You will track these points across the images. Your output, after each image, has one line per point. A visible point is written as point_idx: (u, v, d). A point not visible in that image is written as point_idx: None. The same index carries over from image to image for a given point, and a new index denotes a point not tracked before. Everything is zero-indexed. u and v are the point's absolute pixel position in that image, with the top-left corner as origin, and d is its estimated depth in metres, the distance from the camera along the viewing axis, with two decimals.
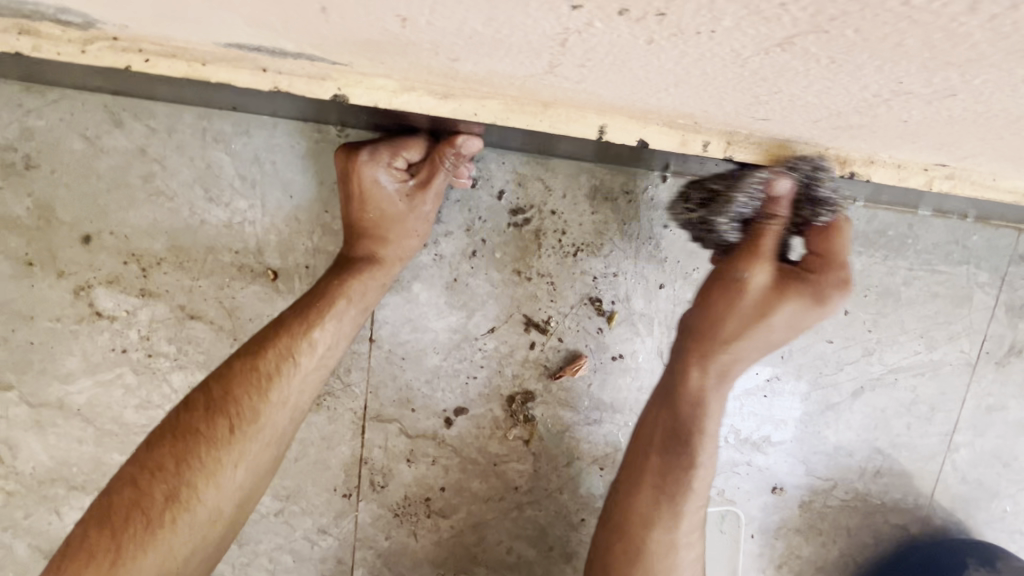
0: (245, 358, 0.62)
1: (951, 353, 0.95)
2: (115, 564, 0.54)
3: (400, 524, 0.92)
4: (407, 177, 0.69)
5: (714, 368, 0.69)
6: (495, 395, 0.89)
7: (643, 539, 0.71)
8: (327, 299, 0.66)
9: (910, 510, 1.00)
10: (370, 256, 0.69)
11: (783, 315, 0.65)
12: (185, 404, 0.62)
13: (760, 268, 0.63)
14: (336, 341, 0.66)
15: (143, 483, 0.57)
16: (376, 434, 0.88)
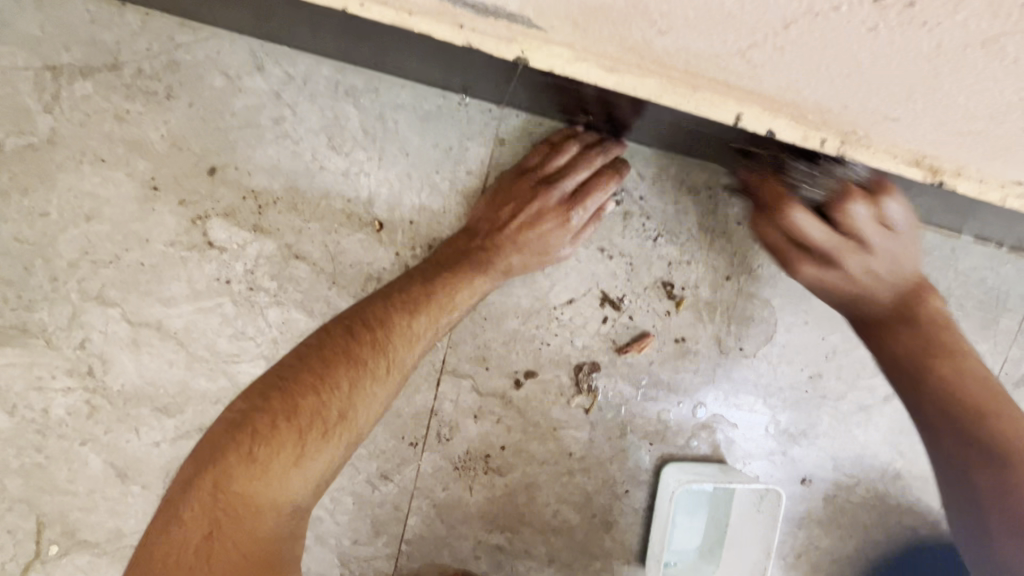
0: (406, 310, 0.73)
1: None
2: (298, 461, 0.60)
3: (457, 478, 0.97)
4: (569, 217, 0.83)
5: (946, 395, 0.70)
6: (565, 363, 0.95)
7: None
8: (461, 276, 0.79)
9: (922, 514, 1.09)
10: (507, 267, 0.83)
11: (851, 263, 0.75)
12: (351, 334, 0.68)
13: (805, 266, 0.78)
14: (455, 309, 0.78)
15: (324, 394, 0.63)
16: (449, 388, 0.94)
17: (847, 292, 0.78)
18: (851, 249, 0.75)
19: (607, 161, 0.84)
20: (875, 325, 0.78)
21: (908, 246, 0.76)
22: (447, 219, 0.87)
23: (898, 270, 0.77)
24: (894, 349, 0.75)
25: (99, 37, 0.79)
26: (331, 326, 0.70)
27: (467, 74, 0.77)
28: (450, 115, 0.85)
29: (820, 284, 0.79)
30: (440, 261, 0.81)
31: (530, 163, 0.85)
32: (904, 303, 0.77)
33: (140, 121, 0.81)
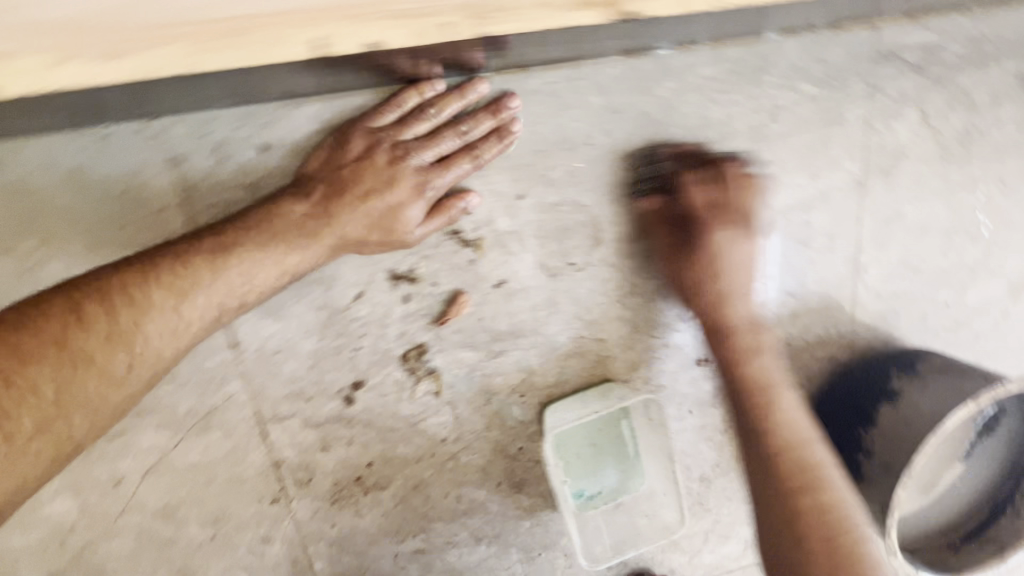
0: (170, 289, 0.65)
1: (836, 177, 0.93)
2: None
3: (341, 509, 0.91)
4: (424, 188, 0.73)
5: (767, 405, 0.81)
6: (388, 359, 0.84)
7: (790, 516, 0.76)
8: (261, 245, 0.69)
9: (833, 340, 1.03)
10: (336, 246, 0.72)
11: (733, 247, 0.82)
12: (75, 317, 0.60)
13: (721, 229, 0.82)
14: (248, 287, 0.69)
15: (11, 404, 0.56)
16: (281, 434, 0.85)
17: (721, 292, 0.83)
18: (749, 231, 0.82)
19: (474, 139, 0.75)
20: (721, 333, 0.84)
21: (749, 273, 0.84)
22: None
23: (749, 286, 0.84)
24: (737, 356, 0.83)
25: None
26: (47, 297, 0.60)
27: (94, 105, 0.62)
28: (103, 156, 0.71)
29: (713, 261, 0.82)
30: (237, 226, 0.70)
31: (383, 122, 0.73)
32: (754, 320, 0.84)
33: None
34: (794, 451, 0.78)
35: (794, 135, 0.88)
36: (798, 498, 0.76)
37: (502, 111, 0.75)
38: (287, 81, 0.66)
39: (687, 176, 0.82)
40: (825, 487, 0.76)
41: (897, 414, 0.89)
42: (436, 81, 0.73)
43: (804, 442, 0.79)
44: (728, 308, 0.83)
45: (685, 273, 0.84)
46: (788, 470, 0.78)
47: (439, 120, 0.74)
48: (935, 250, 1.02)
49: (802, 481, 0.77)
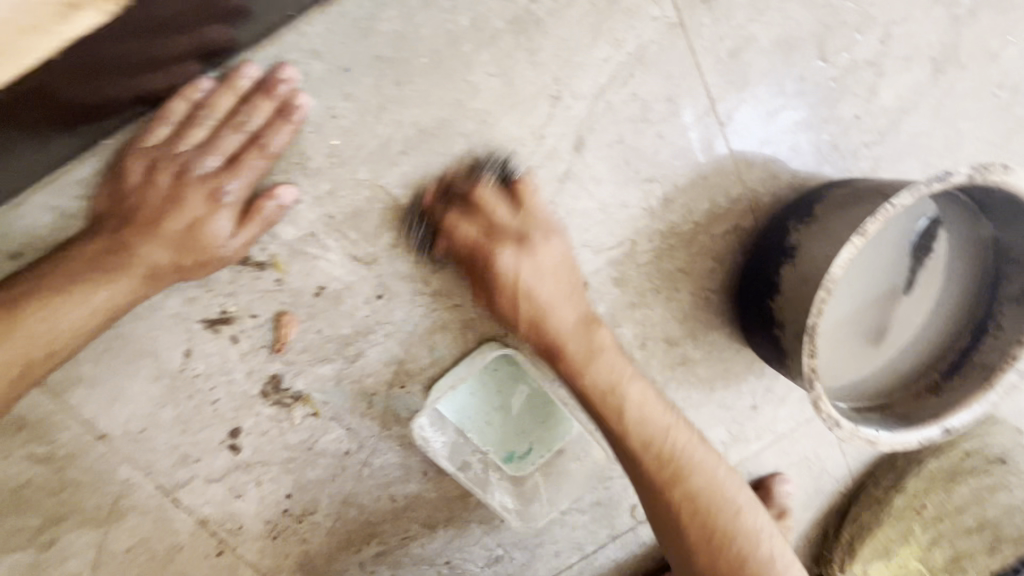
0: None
1: (645, 31, 0.79)
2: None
3: (286, 541, 0.94)
4: (222, 196, 0.69)
5: (618, 414, 0.73)
6: (251, 399, 0.84)
7: (668, 504, 0.74)
8: (64, 287, 0.65)
9: (729, 210, 0.88)
10: (147, 275, 0.68)
11: (526, 266, 0.72)
12: None
13: (506, 250, 0.71)
14: (52, 334, 0.65)
15: None
16: (192, 496, 0.88)
17: (532, 313, 0.73)
18: (535, 244, 0.72)
19: (259, 129, 0.70)
20: (554, 352, 0.74)
21: (561, 274, 0.74)
22: None
23: (573, 284, 0.75)
24: (574, 371, 0.73)
25: None
26: None
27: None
28: None
29: (513, 284, 0.72)
30: (39, 272, 0.66)
31: (156, 138, 0.69)
32: (585, 320, 0.75)
33: None
34: (652, 449, 0.73)
35: (570, 6, 0.76)
36: (669, 493, 0.73)
37: (274, 91, 0.70)
38: None
39: (452, 214, 0.75)
40: (690, 470, 0.73)
41: (796, 274, 0.76)
42: (195, 82, 0.69)
43: (664, 431, 0.74)
44: (551, 320, 0.73)
45: (496, 307, 0.74)
46: (650, 471, 0.73)
47: (215, 121, 0.69)
48: (812, 61, 0.84)
49: (667, 476, 0.73)
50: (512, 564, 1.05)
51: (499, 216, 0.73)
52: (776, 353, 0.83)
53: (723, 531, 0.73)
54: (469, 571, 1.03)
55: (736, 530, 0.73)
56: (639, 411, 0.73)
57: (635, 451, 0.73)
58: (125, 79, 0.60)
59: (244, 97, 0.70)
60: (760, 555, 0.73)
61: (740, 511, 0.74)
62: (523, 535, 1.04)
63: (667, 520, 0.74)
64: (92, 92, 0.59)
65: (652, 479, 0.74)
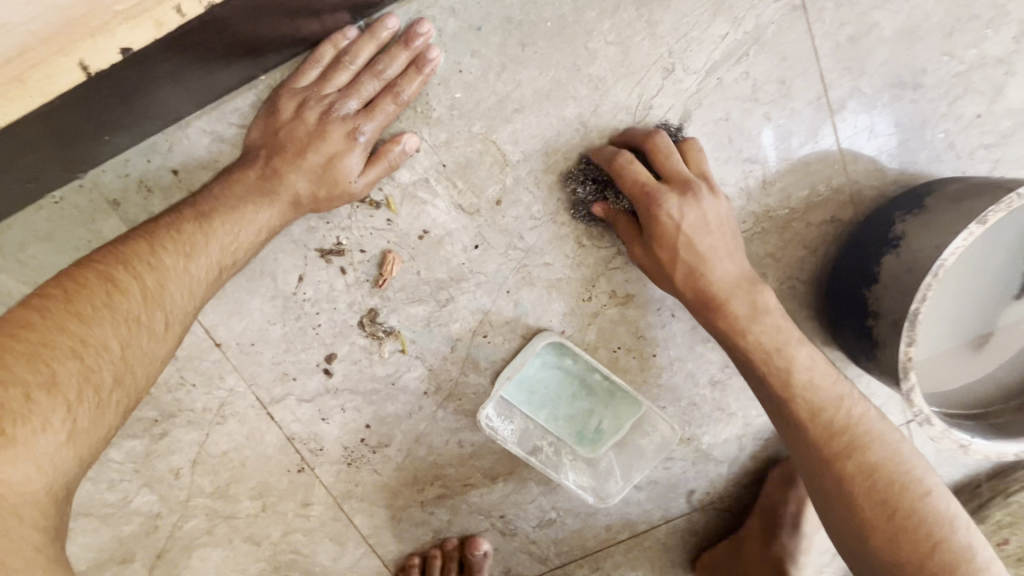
0: (177, 251, 0.69)
1: (764, 12, 0.80)
2: (37, 445, 0.53)
3: (359, 469, 1.01)
4: (357, 135, 0.77)
5: (784, 376, 0.77)
6: (348, 328, 0.91)
7: (840, 471, 0.75)
8: (235, 207, 0.74)
9: (828, 199, 0.88)
10: (295, 199, 0.77)
11: (690, 214, 0.76)
12: (110, 285, 0.63)
13: (673, 198, 0.75)
14: (237, 245, 0.74)
15: (86, 360, 0.58)
16: (284, 412, 0.96)
17: (691, 262, 0.76)
18: (702, 192, 0.76)
19: (394, 77, 0.77)
20: (716, 303, 0.77)
21: (722, 224, 0.77)
22: None
23: (729, 241, 0.77)
24: (735, 326, 0.77)
25: None
26: (74, 276, 0.62)
27: (38, 173, 0.74)
28: (60, 219, 0.83)
29: (675, 234, 0.76)
30: (213, 194, 0.75)
31: (307, 79, 0.77)
32: (744, 277, 0.78)
33: None
34: (823, 415, 0.76)
35: None
36: (843, 462, 0.75)
37: (412, 41, 0.76)
38: (167, 102, 0.74)
39: (626, 155, 0.78)
40: (871, 445, 0.75)
41: (898, 262, 0.76)
42: (344, 31, 0.77)
43: (836, 400, 0.76)
44: (710, 271, 0.76)
45: (656, 257, 0.78)
46: (823, 438, 0.76)
47: (358, 67, 0.77)
48: (934, 54, 0.83)
49: (840, 445, 0.75)
50: (564, 529, 1.07)
51: (674, 161, 0.77)
52: (866, 345, 0.82)
53: (906, 507, 0.72)
54: (521, 528, 1.07)
55: (917, 506, 0.72)
56: (809, 375, 0.77)
57: (804, 418, 0.76)
58: (292, 18, 0.69)
59: (384, 47, 0.77)
60: (949, 543, 0.71)
61: (923, 494, 0.73)
62: (578, 503, 1.06)
63: (842, 493, 0.75)
64: (265, 27, 0.67)
65: (823, 450, 0.75)
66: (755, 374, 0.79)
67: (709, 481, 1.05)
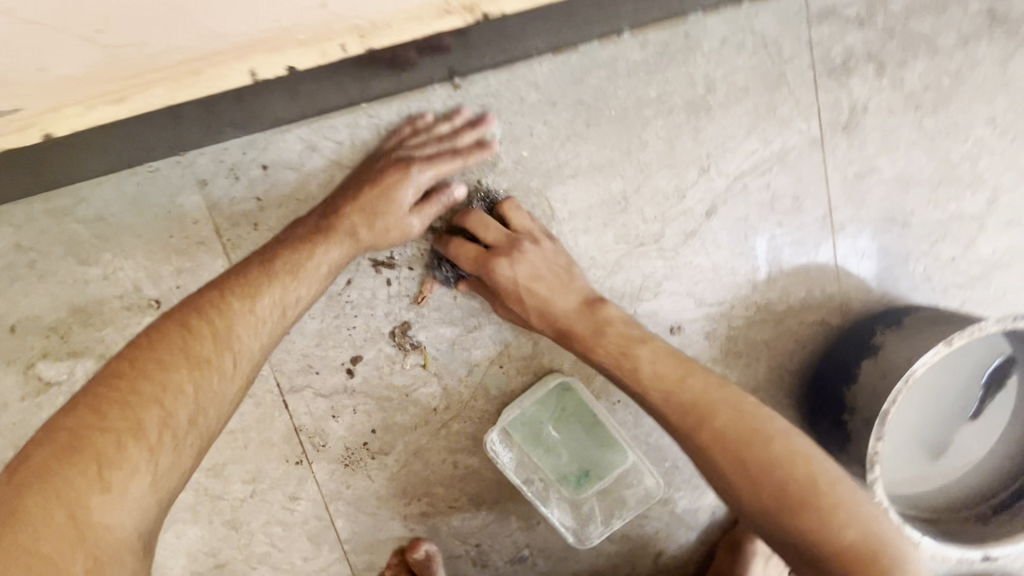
0: (244, 296, 0.77)
1: (791, 139, 0.95)
2: (128, 491, 0.62)
3: (353, 472, 1.05)
4: (414, 176, 0.86)
5: (633, 373, 0.84)
6: (379, 335, 0.99)
7: (697, 444, 0.78)
8: (295, 249, 0.83)
9: (821, 304, 1.00)
10: (350, 232, 0.85)
11: (522, 269, 0.87)
12: (186, 333, 0.72)
13: (501, 260, 0.86)
14: (297, 287, 0.82)
15: (167, 409, 0.67)
16: (298, 402, 1.02)
17: (540, 308, 0.88)
18: (521, 252, 0.87)
19: (461, 145, 0.88)
20: (572, 334, 0.88)
21: (556, 273, 0.89)
22: (206, 269, 0.96)
23: (574, 289, 0.89)
24: (588, 348, 0.86)
25: None
26: (159, 327, 0.72)
27: (152, 146, 0.84)
28: (150, 186, 0.92)
29: (516, 290, 0.87)
30: (276, 240, 0.85)
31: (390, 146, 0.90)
32: (588, 310, 0.88)
33: None
34: (674, 395, 0.81)
35: (737, 102, 0.93)
36: (695, 436, 0.78)
37: (481, 125, 0.89)
38: (281, 111, 0.85)
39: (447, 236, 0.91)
40: (717, 412, 0.78)
41: (875, 368, 0.87)
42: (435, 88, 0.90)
43: (679, 377, 0.82)
44: (555, 310, 0.88)
45: (513, 310, 0.90)
46: (676, 415, 0.80)
47: (431, 137, 0.89)
48: (923, 201, 0.98)
49: (690, 421, 0.79)
50: (534, 568, 1.11)
51: (487, 228, 0.88)
52: (839, 437, 0.91)
53: (761, 461, 0.74)
54: (493, 560, 1.11)
55: (778, 461, 0.74)
56: (651, 364, 0.83)
57: (659, 402, 0.82)
58: (412, 69, 0.81)
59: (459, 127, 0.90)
60: (819, 479, 0.73)
61: (778, 444, 0.75)
62: (552, 546, 1.10)
63: (708, 465, 0.78)
64: (388, 72, 0.80)
65: (680, 427, 0.80)
66: (620, 374, 0.85)
67: (678, 545, 1.11)
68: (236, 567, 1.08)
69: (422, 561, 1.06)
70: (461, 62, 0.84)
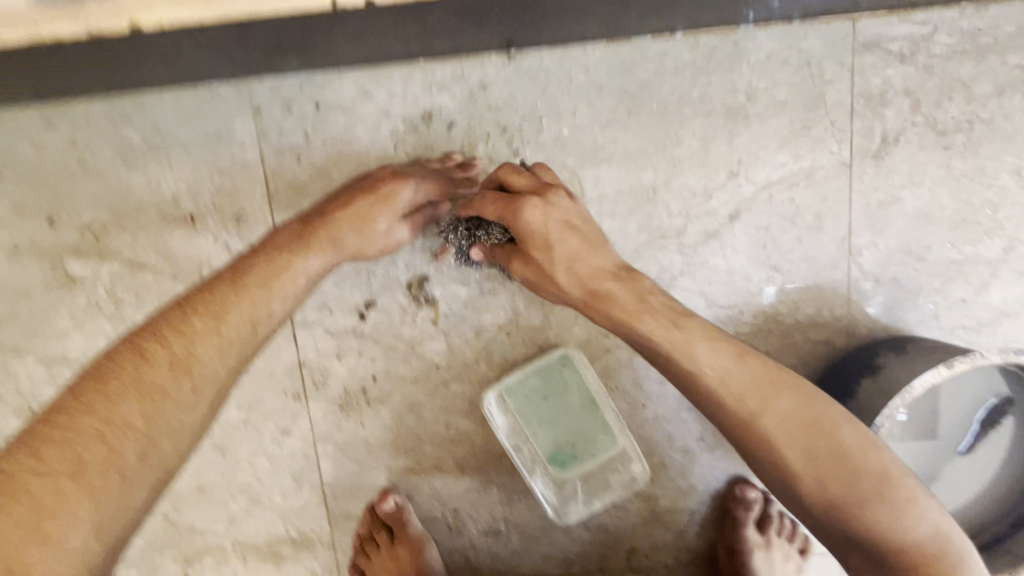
0: (208, 315, 0.75)
1: (821, 158, 0.98)
2: (68, 542, 0.60)
3: (347, 416, 1.07)
4: (410, 189, 0.90)
5: (683, 351, 0.75)
6: (396, 284, 1.02)
7: (758, 430, 0.72)
8: (271, 260, 0.82)
9: (828, 324, 1.02)
10: (335, 240, 0.86)
11: (552, 214, 0.77)
12: (140, 358, 0.70)
13: (527, 203, 0.76)
14: (269, 303, 0.80)
15: (115, 445, 0.65)
16: (307, 337, 1.04)
17: (567, 260, 0.78)
18: (552, 196, 0.78)
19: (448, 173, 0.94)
20: (603, 296, 0.78)
21: (590, 231, 0.79)
22: (244, 193, 1.00)
23: (610, 252, 0.80)
24: (625, 318, 0.77)
25: None
26: (113, 354, 0.71)
27: (220, 66, 0.88)
28: (208, 106, 0.97)
29: (542, 237, 0.77)
30: (249, 256, 0.83)
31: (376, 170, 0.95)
32: (626, 277, 0.79)
33: None
34: (730, 376, 0.73)
35: (775, 115, 0.96)
36: (758, 419, 0.72)
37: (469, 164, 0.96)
38: (345, 54, 0.89)
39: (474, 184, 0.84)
40: (780, 391, 0.73)
41: (874, 386, 0.89)
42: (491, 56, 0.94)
43: (739, 359, 0.74)
44: (590, 268, 0.78)
45: (535, 266, 0.80)
46: (734, 399, 0.72)
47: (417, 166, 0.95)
48: (941, 239, 1.00)
49: (756, 400, 0.72)
50: (507, 545, 1.11)
51: (514, 177, 0.81)
52: None
53: (830, 437, 0.71)
54: (468, 528, 1.11)
55: (841, 440, 0.71)
56: (704, 339, 0.75)
57: (712, 385, 0.73)
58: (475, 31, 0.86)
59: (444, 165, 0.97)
60: (891, 469, 0.70)
61: (845, 428, 0.72)
62: (528, 525, 1.10)
63: (767, 453, 0.72)
64: (453, 31, 0.84)
65: (737, 406, 0.72)
66: (663, 352, 0.76)
67: (653, 544, 1.11)
68: (216, 493, 1.10)
69: (392, 512, 1.07)
70: (521, 35, 0.88)
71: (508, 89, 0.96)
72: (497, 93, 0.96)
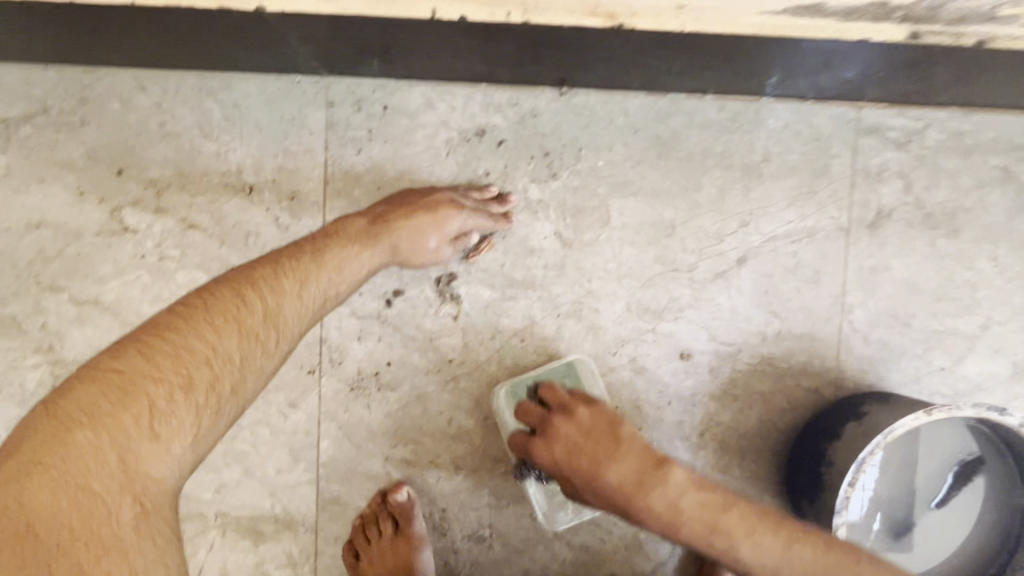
0: (294, 279, 0.81)
1: (823, 221, 1.10)
2: (170, 446, 0.65)
3: (355, 398, 1.11)
4: (457, 213, 1.02)
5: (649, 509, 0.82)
6: (425, 277, 1.09)
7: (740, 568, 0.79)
8: (343, 249, 0.90)
9: (819, 373, 1.10)
10: (394, 248, 0.97)
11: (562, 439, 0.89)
12: (238, 299, 0.75)
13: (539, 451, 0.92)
14: (341, 281, 0.88)
15: (213, 370, 0.69)
16: (332, 316, 1.10)
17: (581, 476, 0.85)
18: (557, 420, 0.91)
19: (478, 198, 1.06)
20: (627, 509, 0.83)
21: (591, 455, 0.86)
22: (302, 174, 1.09)
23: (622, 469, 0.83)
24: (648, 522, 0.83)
25: (31, 93, 1.07)
26: (214, 292, 0.75)
27: (311, 61, 1.00)
28: (287, 94, 1.08)
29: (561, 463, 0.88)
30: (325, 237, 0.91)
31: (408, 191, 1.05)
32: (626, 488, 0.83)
33: (64, 145, 1.08)
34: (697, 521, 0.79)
35: (785, 177, 1.09)
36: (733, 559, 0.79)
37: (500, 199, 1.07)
38: (420, 69, 1.01)
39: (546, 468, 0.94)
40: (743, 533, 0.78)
41: (858, 429, 0.95)
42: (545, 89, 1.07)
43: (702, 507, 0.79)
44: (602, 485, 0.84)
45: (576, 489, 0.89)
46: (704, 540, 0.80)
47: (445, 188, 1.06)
48: (924, 309, 1.10)
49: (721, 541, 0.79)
50: (488, 553, 1.12)
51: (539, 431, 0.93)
52: (811, 490, 0.98)
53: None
54: (452, 530, 1.12)
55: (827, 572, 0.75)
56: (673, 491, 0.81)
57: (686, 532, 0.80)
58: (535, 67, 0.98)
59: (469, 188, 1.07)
60: None
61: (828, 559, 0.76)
62: (512, 534, 1.11)
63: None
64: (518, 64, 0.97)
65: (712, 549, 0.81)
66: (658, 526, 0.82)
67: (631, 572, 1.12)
68: (211, 458, 1.11)
69: (402, 503, 1.08)
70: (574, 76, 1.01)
71: (555, 120, 1.08)
72: (545, 122, 1.08)
